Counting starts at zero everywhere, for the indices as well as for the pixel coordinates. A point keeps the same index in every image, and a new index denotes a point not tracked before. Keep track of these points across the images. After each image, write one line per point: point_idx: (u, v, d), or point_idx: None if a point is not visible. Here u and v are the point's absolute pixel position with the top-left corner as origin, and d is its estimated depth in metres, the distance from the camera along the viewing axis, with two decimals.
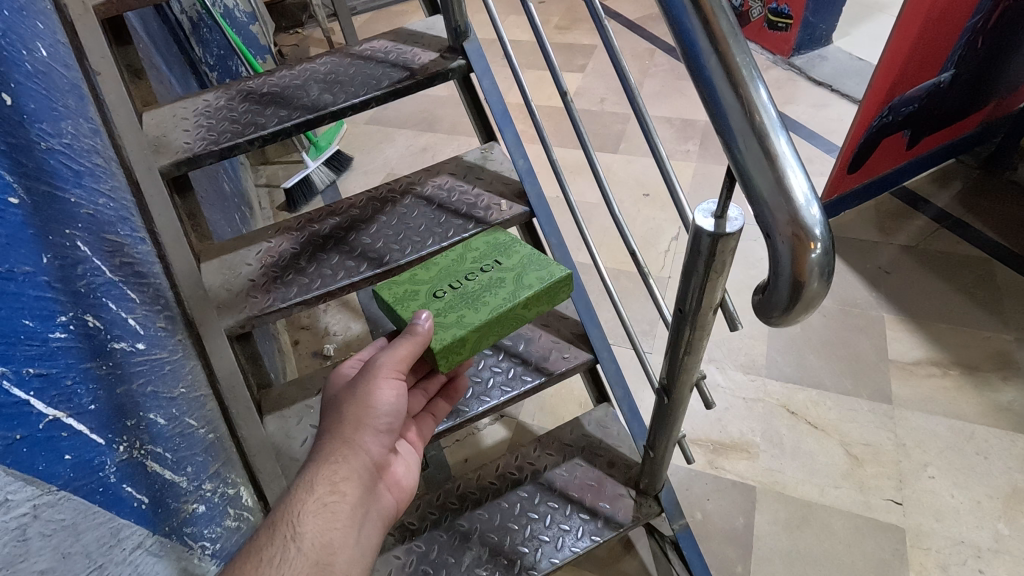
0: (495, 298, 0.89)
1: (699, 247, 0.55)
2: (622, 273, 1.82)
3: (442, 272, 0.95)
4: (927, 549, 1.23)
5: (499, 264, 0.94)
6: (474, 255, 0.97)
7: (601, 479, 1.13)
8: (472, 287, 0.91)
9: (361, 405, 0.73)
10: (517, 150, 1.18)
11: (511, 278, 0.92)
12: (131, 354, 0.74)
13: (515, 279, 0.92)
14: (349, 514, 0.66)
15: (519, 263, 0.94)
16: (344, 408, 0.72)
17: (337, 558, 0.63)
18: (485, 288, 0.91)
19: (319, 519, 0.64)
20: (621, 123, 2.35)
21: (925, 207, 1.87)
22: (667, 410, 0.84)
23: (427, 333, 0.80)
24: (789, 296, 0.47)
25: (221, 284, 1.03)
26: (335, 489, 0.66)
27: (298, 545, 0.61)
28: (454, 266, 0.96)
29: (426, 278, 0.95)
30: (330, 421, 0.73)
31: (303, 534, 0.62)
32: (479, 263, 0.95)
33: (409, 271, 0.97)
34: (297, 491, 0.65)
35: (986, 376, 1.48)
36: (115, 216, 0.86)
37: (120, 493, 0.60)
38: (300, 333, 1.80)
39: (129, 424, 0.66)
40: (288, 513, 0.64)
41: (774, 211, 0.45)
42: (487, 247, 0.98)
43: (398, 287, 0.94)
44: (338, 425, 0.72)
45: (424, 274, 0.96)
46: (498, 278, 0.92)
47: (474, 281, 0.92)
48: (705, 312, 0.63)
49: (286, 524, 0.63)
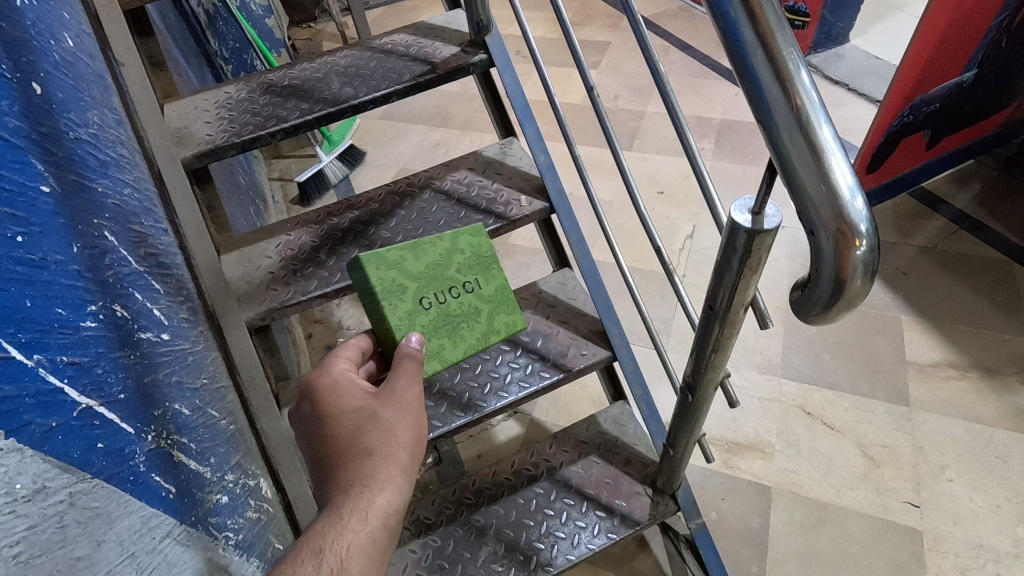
0: (470, 333, 0.90)
1: (734, 243, 0.55)
2: (638, 270, 1.82)
3: (430, 276, 0.88)
4: (945, 552, 1.22)
5: (477, 292, 0.91)
6: (461, 261, 0.91)
7: (617, 477, 1.13)
8: (453, 309, 0.89)
9: (404, 437, 0.68)
10: (537, 146, 1.17)
11: (486, 314, 0.92)
12: (156, 344, 0.75)
13: (492, 313, 0.92)
14: (390, 547, 0.61)
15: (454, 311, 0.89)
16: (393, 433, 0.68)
17: None
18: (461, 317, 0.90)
19: (368, 554, 0.58)
20: (635, 120, 2.34)
21: (944, 208, 1.85)
22: (689, 409, 0.84)
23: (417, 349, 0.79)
24: (831, 292, 0.47)
25: (241, 276, 1.03)
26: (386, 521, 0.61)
27: None
28: (440, 271, 0.89)
29: (416, 271, 0.87)
30: (374, 443, 0.66)
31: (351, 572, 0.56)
32: (461, 278, 0.90)
33: (436, 341, 0.87)
34: (347, 519, 0.59)
35: (1006, 379, 1.46)
36: (140, 208, 0.87)
37: (149, 483, 0.60)
38: (313, 327, 1.80)
39: (156, 414, 0.66)
40: (340, 544, 0.57)
41: (818, 207, 0.45)
42: (474, 260, 0.92)
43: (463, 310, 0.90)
44: (380, 450, 0.66)
45: (413, 263, 0.87)
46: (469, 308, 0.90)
47: (455, 302, 0.89)
48: (735, 310, 0.62)
49: (336, 558, 0.56)
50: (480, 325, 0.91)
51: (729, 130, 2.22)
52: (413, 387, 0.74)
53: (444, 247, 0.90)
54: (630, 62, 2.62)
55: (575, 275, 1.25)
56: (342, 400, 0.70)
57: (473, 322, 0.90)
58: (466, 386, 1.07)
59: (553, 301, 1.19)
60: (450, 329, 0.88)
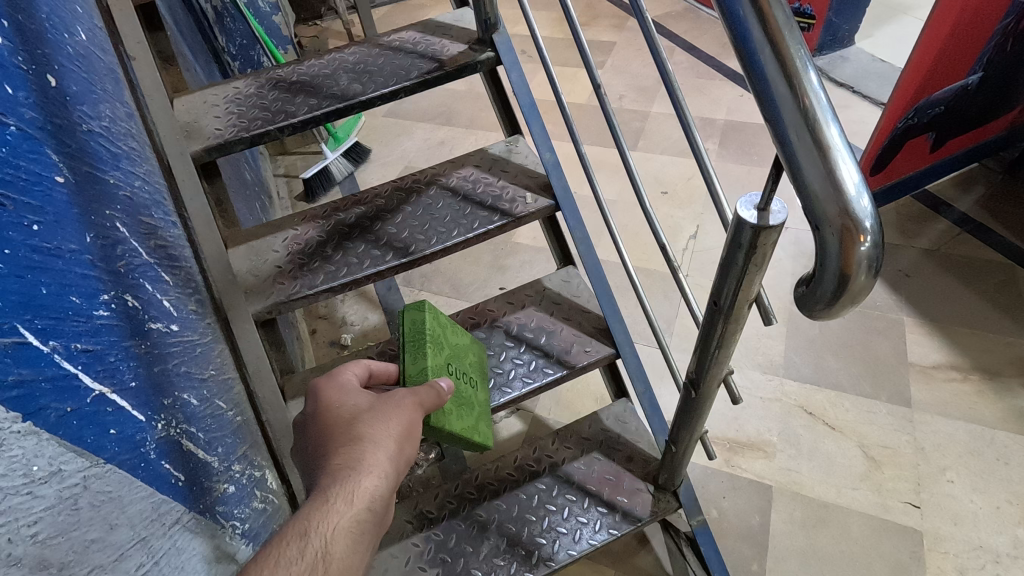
0: (469, 415, 0.91)
1: (739, 239, 0.55)
2: (641, 270, 1.83)
3: (455, 351, 0.93)
4: (945, 552, 1.22)
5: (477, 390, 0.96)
6: (472, 360, 0.98)
7: (619, 474, 1.14)
8: (462, 390, 0.91)
9: (399, 429, 0.71)
10: (543, 143, 1.17)
11: (479, 412, 0.94)
12: (166, 335, 0.75)
13: (481, 418, 0.94)
14: (373, 533, 0.62)
15: (465, 398, 0.91)
16: (387, 423, 0.70)
17: None
18: (467, 400, 0.91)
19: (351, 538, 0.59)
20: (640, 120, 2.34)
21: (947, 211, 1.85)
22: (692, 405, 0.84)
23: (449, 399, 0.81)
24: (835, 287, 0.47)
25: (249, 269, 1.05)
26: (371, 504, 0.62)
27: (326, 567, 0.56)
28: (461, 354, 0.95)
29: (449, 342, 0.93)
30: (366, 430, 0.69)
31: (334, 555, 0.58)
32: (471, 374, 0.96)
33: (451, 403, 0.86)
34: (333, 502, 0.60)
35: (1007, 382, 1.46)
36: (150, 200, 0.88)
37: (159, 469, 0.61)
38: (317, 322, 1.81)
39: (165, 402, 0.67)
40: (324, 525, 0.58)
41: (823, 203, 0.45)
42: (478, 364, 1.00)
43: (468, 388, 0.93)
44: (371, 436, 0.68)
45: (450, 335, 0.94)
46: (474, 400, 0.94)
47: (466, 387, 0.93)
48: (740, 306, 0.63)
49: (318, 540, 0.58)
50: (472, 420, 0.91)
51: (734, 131, 2.22)
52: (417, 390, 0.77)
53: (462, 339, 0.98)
54: (636, 62, 2.62)
55: (579, 273, 1.25)
56: (341, 394, 0.73)
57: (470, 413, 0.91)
58: None
59: (557, 298, 1.20)
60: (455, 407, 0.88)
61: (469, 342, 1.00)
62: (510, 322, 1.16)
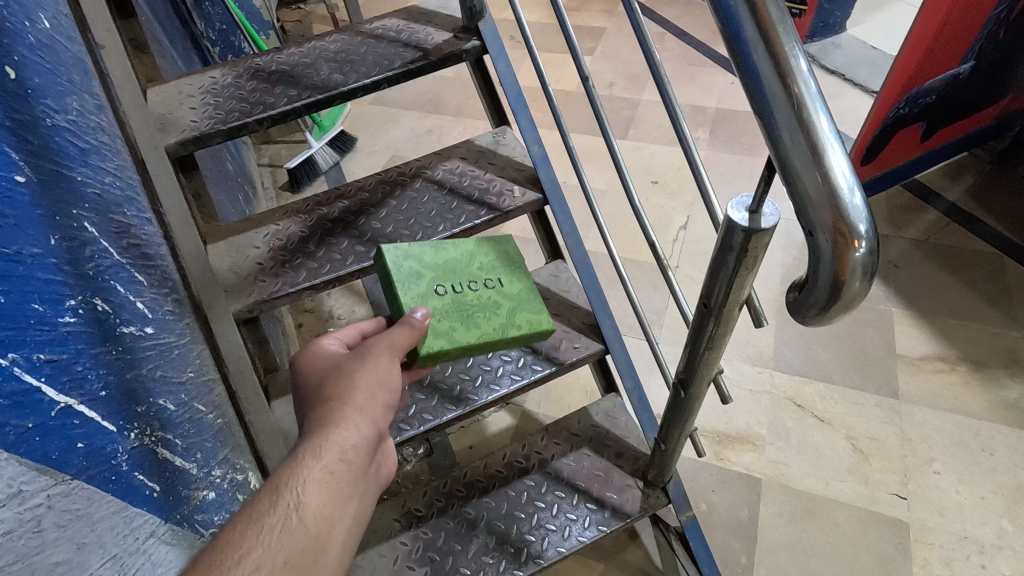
0: (487, 321, 0.90)
1: (730, 242, 0.53)
2: (632, 261, 1.81)
3: (450, 269, 0.93)
4: (931, 544, 1.23)
5: (501, 288, 0.94)
6: (483, 262, 0.96)
7: (609, 470, 1.13)
8: (468, 298, 0.90)
9: (370, 380, 0.68)
10: (530, 135, 1.14)
11: (507, 309, 0.92)
12: (140, 339, 0.73)
13: (512, 312, 0.92)
14: (351, 484, 0.60)
15: (481, 303, 0.91)
16: (356, 378, 0.67)
17: (336, 539, 0.56)
18: (480, 307, 0.91)
19: (325, 488, 0.57)
20: (631, 109, 2.31)
21: (936, 200, 1.85)
22: (682, 404, 0.82)
23: (423, 325, 0.78)
24: (828, 295, 0.46)
25: (228, 266, 1.02)
26: (344, 458, 0.60)
27: (298, 516, 0.55)
28: (462, 266, 0.94)
29: (434, 262, 0.92)
30: (339, 387, 0.67)
31: (307, 506, 0.56)
32: (484, 274, 0.95)
33: (447, 324, 0.87)
34: (303, 457, 0.59)
35: (994, 372, 1.47)
36: (122, 196, 0.84)
37: (133, 482, 0.59)
38: (303, 316, 1.78)
39: (139, 410, 0.65)
40: (292, 478, 0.57)
41: (816, 204, 0.44)
42: (497, 258, 0.98)
43: (480, 294, 0.92)
44: (341, 393, 0.66)
45: (431, 255, 0.93)
46: (495, 300, 0.92)
47: (473, 292, 0.91)
48: (730, 309, 0.62)
49: (289, 492, 0.56)
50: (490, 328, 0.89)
51: (724, 120, 2.20)
52: (388, 343, 0.73)
53: (468, 247, 0.96)
54: (626, 49, 2.59)
55: (568, 268, 1.23)
56: (315, 358, 0.73)
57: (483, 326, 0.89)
58: (458, 378, 1.07)
59: (546, 294, 1.18)
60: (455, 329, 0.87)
61: (476, 247, 0.98)
62: None
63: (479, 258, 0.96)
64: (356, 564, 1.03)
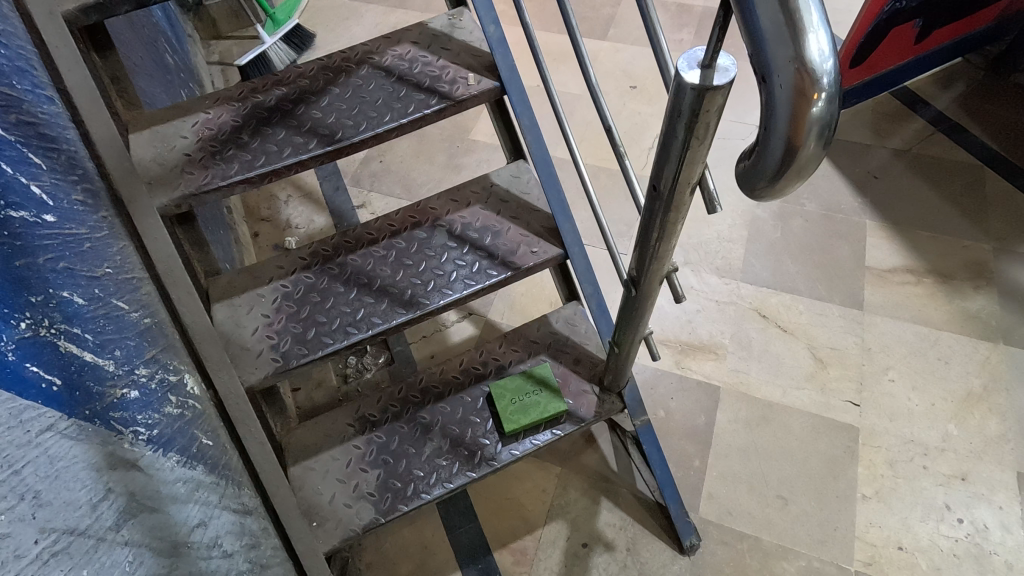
0: (538, 404, 1.06)
1: (679, 106, 0.47)
2: (603, 170, 1.73)
3: (517, 408, 1.06)
4: (878, 446, 1.27)
5: (544, 392, 1.08)
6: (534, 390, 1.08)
7: (566, 375, 1.12)
8: (527, 406, 1.06)
9: None
10: (487, 14, 1.03)
11: (549, 394, 1.08)
12: (36, 226, 0.63)
13: (550, 400, 1.07)
14: None
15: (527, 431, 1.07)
16: None
17: None
18: (530, 409, 1.06)
19: None
20: (612, 6, 2.14)
21: (923, 109, 1.77)
22: (634, 303, 0.78)
23: None
24: (780, 160, 0.40)
25: (152, 157, 0.94)
26: None
27: None
28: (520, 402, 1.06)
29: (508, 413, 1.05)
30: None
31: None
32: (535, 391, 1.08)
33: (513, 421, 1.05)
34: None
35: (960, 285, 1.46)
36: (8, 64, 0.68)
37: (23, 373, 0.54)
38: (259, 225, 1.69)
39: (35, 300, 0.59)
40: None
41: (773, 44, 0.37)
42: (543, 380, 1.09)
43: (532, 401, 1.07)
44: None
45: (506, 406, 1.06)
46: (541, 403, 1.07)
47: (531, 406, 1.06)
48: (681, 191, 0.56)
49: None
50: (544, 396, 1.08)
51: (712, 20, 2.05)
52: None
53: (524, 388, 1.08)
54: None
55: (530, 168, 1.16)
56: None
57: (538, 392, 1.07)
58: (409, 283, 1.02)
59: (505, 196, 1.11)
60: (519, 406, 1.06)
61: (528, 383, 1.09)
62: (453, 221, 1.08)
63: (531, 385, 1.08)
64: (308, 467, 1.03)
